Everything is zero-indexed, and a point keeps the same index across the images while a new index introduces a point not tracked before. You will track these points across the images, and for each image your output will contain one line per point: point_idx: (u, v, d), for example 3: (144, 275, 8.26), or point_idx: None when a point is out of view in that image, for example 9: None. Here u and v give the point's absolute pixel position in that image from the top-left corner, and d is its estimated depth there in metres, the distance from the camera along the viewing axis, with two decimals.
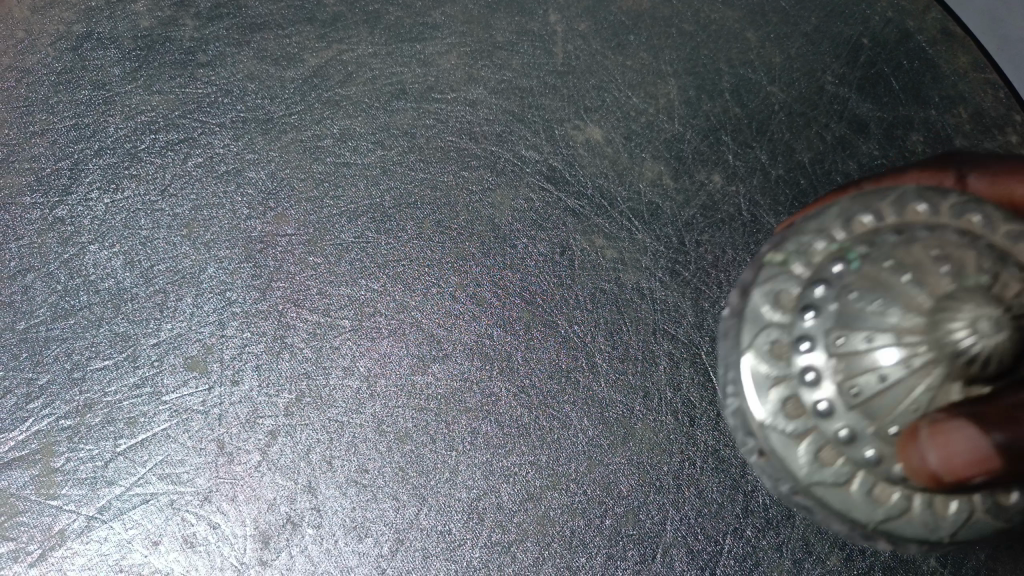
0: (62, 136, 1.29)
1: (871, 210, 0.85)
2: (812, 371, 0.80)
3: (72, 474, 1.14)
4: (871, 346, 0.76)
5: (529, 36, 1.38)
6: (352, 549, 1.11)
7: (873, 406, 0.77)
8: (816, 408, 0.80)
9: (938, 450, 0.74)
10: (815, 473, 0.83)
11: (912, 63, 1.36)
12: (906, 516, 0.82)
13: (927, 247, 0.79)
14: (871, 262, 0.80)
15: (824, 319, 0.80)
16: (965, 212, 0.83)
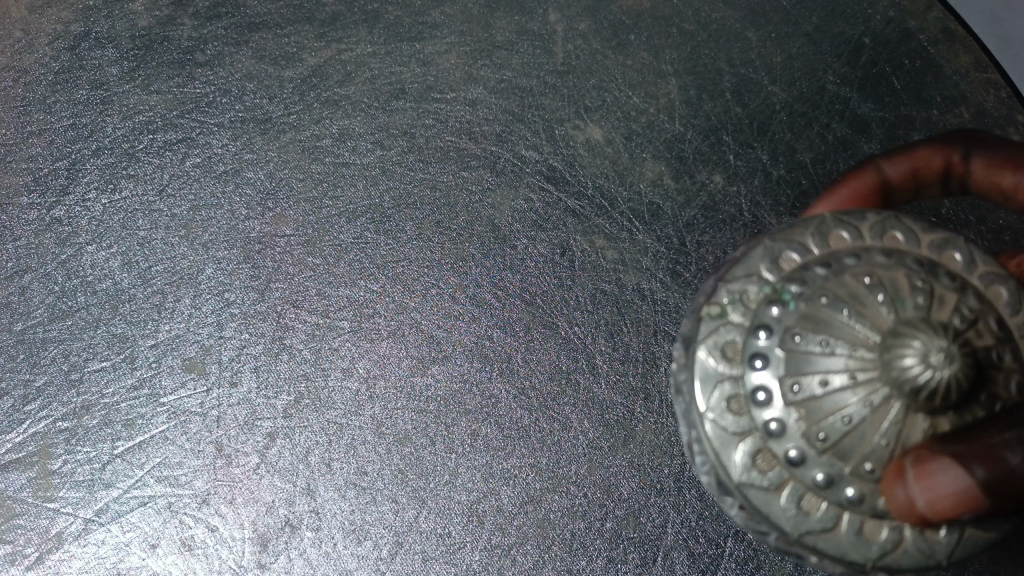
0: (60, 136, 1.28)
1: (797, 248, 0.83)
2: (776, 421, 0.79)
3: (69, 476, 1.13)
4: (828, 389, 0.76)
5: (530, 35, 1.37)
6: (351, 552, 1.11)
7: (838, 447, 0.77)
8: (785, 458, 0.79)
9: (922, 488, 0.75)
10: (801, 526, 0.81)
11: (914, 63, 1.35)
12: (901, 548, 0.81)
13: (861, 277, 0.79)
14: (815, 304, 0.79)
15: (776, 366, 0.79)
16: (888, 230, 0.83)
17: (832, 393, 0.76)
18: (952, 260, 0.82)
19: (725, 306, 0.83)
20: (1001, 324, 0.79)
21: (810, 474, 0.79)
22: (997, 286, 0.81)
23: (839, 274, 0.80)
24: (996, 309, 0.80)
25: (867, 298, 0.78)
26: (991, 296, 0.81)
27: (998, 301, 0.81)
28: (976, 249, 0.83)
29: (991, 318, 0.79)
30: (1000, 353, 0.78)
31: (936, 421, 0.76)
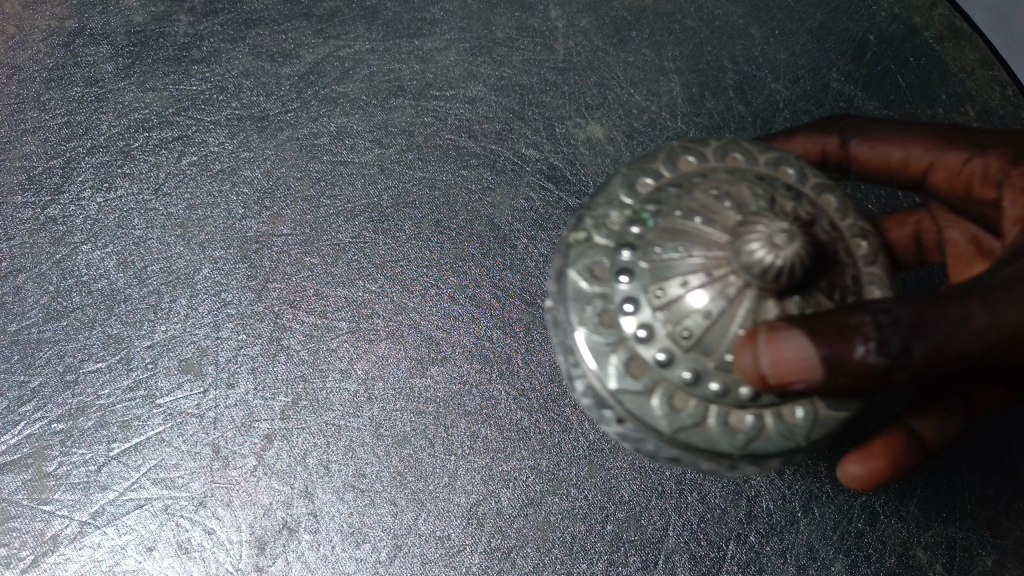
0: (54, 134, 1.26)
1: (649, 172, 0.84)
2: (645, 328, 0.76)
3: (64, 479, 1.12)
4: (686, 289, 0.75)
5: (530, 32, 1.35)
6: (350, 555, 1.09)
7: (703, 344, 0.75)
8: (655, 361, 0.76)
9: (770, 352, 0.72)
10: (675, 423, 0.77)
11: (919, 60, 1.33)
12: (764, 435, 0.77)
13: (709, 190, 0.80)
14: (669, 217, 0.79)
15: (641, 279, 0.78)
16: (730, 152, 0.86)
17: (687, 291, 0.75)
18: (787, 175, 0.84)
19: (591, 231, 0.82)
20: (834, 227, 0.81)
21: (678, 372, 0.76)
22: (828, 194, 0.83)
23: (689, 189, 0.81)
24: (828, 213, 0.82)
25: (716, 207, 0.78)
26: (822, 203, 0.83)
27: (829, 207, 0.83)
28: (805, 165, 0.85)
29: (825, 220, 0.81)
30: (834, 247, 0.79)
31: (785, 302, 0.75)
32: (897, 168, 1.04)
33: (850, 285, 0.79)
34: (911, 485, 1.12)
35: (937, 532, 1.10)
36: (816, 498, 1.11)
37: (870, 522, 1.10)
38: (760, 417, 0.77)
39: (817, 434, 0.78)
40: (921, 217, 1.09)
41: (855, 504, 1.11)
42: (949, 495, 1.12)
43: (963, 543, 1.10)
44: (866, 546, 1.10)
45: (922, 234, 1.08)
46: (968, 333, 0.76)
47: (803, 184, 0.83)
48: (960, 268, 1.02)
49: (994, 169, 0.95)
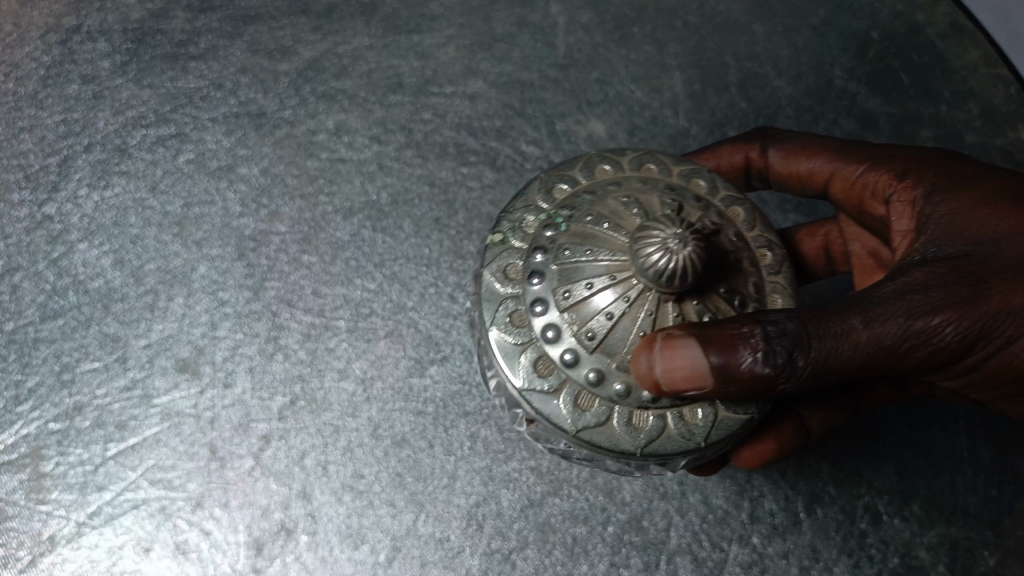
0: (51, 131, 1.25)
1: (567, 179, 0.86)
2: (552, 328, 0.79)
3: (61, 479, 1.11)
4: (592, 291, 0.78)
5: (530, 28, 1.34)
6: (348, 557, 1.07)
7: (607, 345, 0.78)
8: (562, 360, 0.78)
9: (665, 357, 0.73)
10: (579, 421, 0.78)
11: (922, 57, 1.31)
12: (665, 436, 0.78)
13: (620, 197, 0.83)
14: (579, 223, 0.82)
15: (550, 281, 0.80)
16: (647, 163, 0.87)
17: (592, 293, 0.78)
18: (699, 186, 0.86)
19: (507, 234, 0.84)
20: (740, 237, 0.84)
21: (584, 370, 0.78)
22: (737, 206, 0.86)
23: (601, 196, 0.84)
24: (734, 224, 0.84)
25: (623, 214, 0.81)
26: (731, 214, 0.85)
27: (737, 219, 0.85)
28: (718, 178, 0.87)
29: (730, 231, 0.83)
30: (735, 258, 0.82)
31: (684, 307, 0.78)
32: (806, 179, 1.06)
33: (752, 295, 0.81)
34: (914, 485, 1.11)
35: (940, 532, 1.08)
36: (818, 499, 1.10)
37: (873, 523, 1.09)
38: (661, 415, 0.78)
39: (716, 438, 0.79)
40: (830, 228, 1.14)
41: (857, 505, 1.10)
42: (952, 496, 1.10)
43: (966, 543, 1.08)
44: (869, 547, 1.08)
45: (831, 245, 1.13)
46: (851, 347, 0.76)
47: (713, 197, 0.86)
48: (863, 277, 1.08)
49: (883, 184, 0.95)
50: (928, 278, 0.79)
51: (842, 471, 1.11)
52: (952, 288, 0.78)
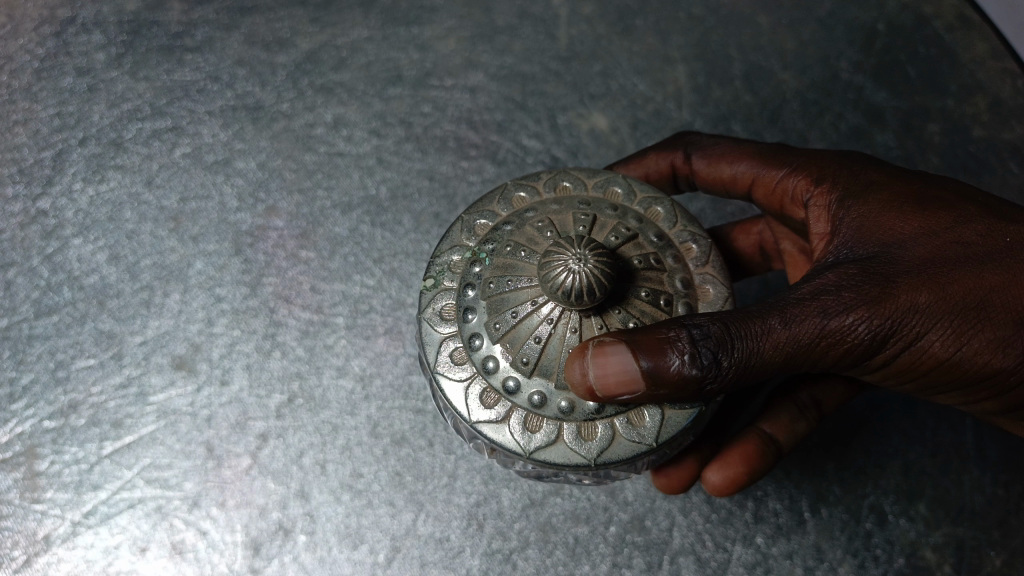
0: (45, 124, 1.23)
1: (485, 214, 0.86)
2: (489, 359, 0.78)
3: (56, 478, 1.09)
4: (520, 316, 0.78)
5: (531, 20, 1.32)
6: (347, 557, 1.05)
7: (543, 367, 0.77)
8: (504, 389, 0.77)
9: (596, 365, 0.72)
10: (531, 443, 0.77)
11: (928, 50, 1.29)
12: (616, 442, 0.77)
13: (535, 223, 0.83)
14: (501, 254, 0.82)
15: (482, 315, 0.79)
16: (559, 183, 0.87)
17: (522, 319, 0.78)
18: (614, 195, 0.87)
19: (435, 277, 0.84)
20: (661, 236, 0.84)
21: (526, 395, 0.77)
22: (655, 205, 0.86)
23: (518, 224, 0.83)
24: (653, 224, 0.84)
25: (540, 238, 0.82)
26: (650, 216, 0.85)
27: (658, 219, 0.85)
28: (632, 182, 0.87)
29: (650, 233, 0.83)
30: (657, 261, 0.82)
31: (607, 317, 0.78)
32: (730, 184, 1.05)
33: (677, 290, 0.81)
34: (919, 485, 1.09)
35: (946, 533, 1.06)
36: (823, 499, 1.08)
37: (878, 523, 1.07)
38: (608, 420, 0.77)
39: (667, 437, 0.78)
40: (762, 228, 1.15)
41: (863, 504, 1.08)
42: (958, 496, 1.08)
43: (973, 544, 1.06)
44: (875, 547, 1.06)
45: (765, 242, 1.15)
46: (768, 347, 0.74)
47: (630, 202, 0.86)
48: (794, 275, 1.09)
49: (802, 189, 0.94)
50: (842, 278, 0.77)
51: (847, 470, 1.10)
52: (866, 287, 0.76)
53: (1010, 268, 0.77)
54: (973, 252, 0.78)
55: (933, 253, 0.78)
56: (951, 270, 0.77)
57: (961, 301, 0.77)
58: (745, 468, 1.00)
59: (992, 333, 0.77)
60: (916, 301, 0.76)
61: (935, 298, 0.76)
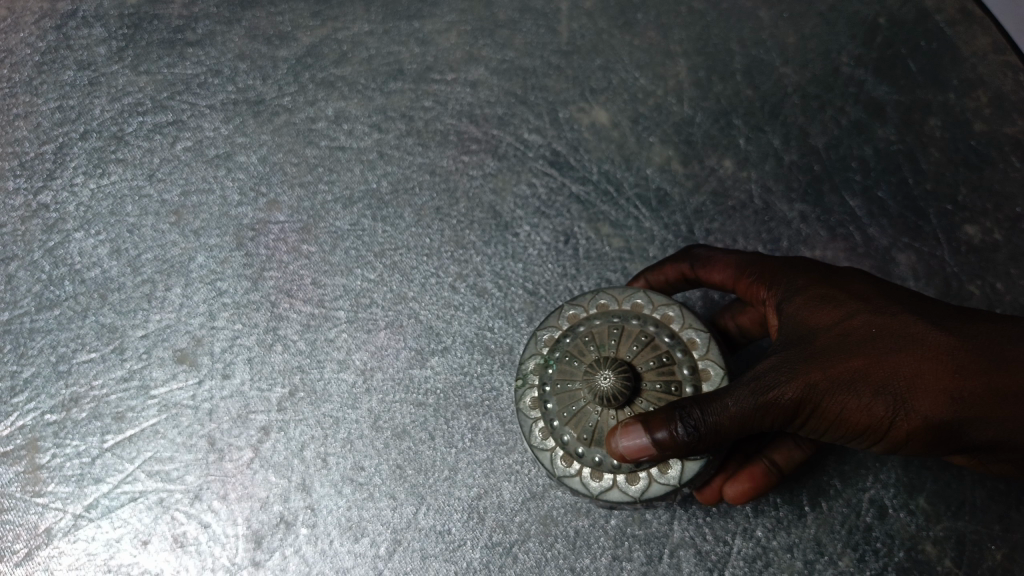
0: (46, 118, 1.25)
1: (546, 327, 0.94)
2: (562, 434, 0.89)
3: (58, 471, 1.09)
4: (577, 407, 0.88)
5: (532, 14, 1.32)
6: (348, 550, 1.06)
7: (598, 439, 0.88)
8: (573, 453, 0.89)
9: (622, 438, 0.83)
10: (598, 487, 0.88)
11: (930, 44, 1.29)
12: (652, 486, 0.87)
13: (583, 334, 0.92)
14: (557, 362, 0.91)
15: (550, 407, 0.90)
16: (595, 298, 0.94)
17: (578, 410, 0.88)
18: (638, 305, 0.93)
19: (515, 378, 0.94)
20: (673, 336, 0.91)
21: (588, 456, 0.88)
22: (668, 310, 0.92)
23: (570, 333, 0.93)
24: (666, 326, 0.92)
25: (586, 349, 0.91)
26: (664, 321, 0.92)
27: (670, 322, 0.92)
28: (648, 291, 0.94)
29: (664, 335, 0.91)
30: (668, 357, 0.90)
31: (635, 406, 0.88)
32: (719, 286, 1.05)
33: (685, 378, 0.89)
34: (920, 478, 1.09)
35: (947, 526, 1.07)
36: (824, 493, 1.09)
37: (878, 516, 1.07)
38: (646, 470, 0.87)
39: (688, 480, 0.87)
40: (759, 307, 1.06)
41: (864, 498, 1.08)
42: (959, 490, 1.08)
43: (973, 537, 1.07)
44: (875, 541, 1.07)
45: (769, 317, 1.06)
46: (720, 418, 0.82)
47: (649, 309, 0.92)
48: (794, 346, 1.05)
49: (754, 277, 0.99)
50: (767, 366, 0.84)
51: (846, 464, 1.10)
52: (767, 371, 0.84)
53: (908, 350, 0.83)
54: (854, 336, 0.84)
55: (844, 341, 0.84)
56: (858, 355, 0.83)
57: (843, 381, 0.83)
58: (753, 484, 1.02)
59: (872, 403, 0.83)
60: (804, 382, 0.83)
61: (824, 378, 0.83)
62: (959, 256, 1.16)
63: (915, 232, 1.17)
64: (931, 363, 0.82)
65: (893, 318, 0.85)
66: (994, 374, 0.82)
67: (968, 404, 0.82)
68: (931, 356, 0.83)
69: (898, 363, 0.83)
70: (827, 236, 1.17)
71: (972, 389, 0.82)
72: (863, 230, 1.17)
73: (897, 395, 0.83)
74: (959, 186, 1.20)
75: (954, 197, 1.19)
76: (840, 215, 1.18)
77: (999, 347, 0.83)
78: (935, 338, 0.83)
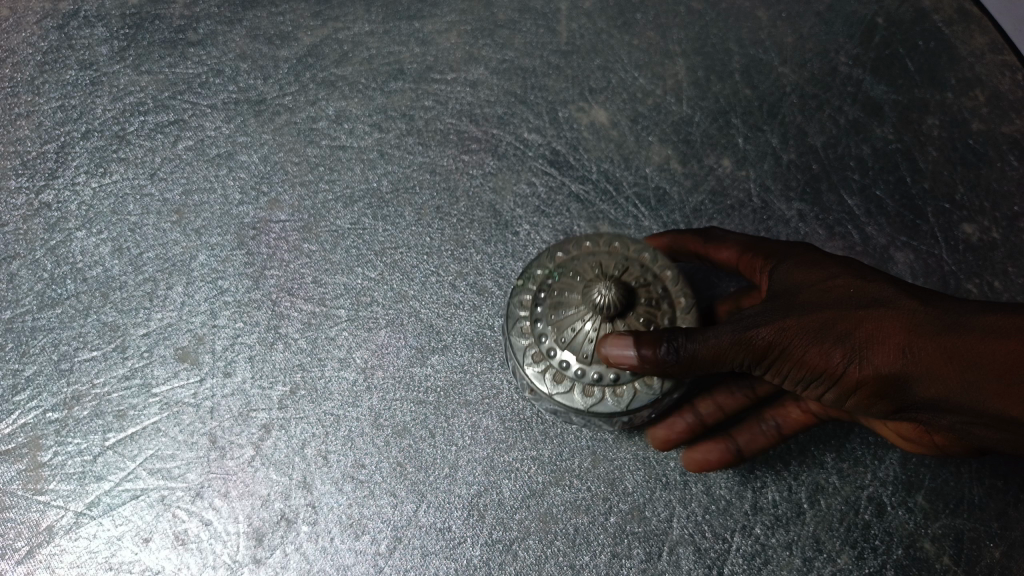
0: (49, 118, 1.25)
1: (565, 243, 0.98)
2: (542, 333, 0.93)
3: (60, 469, 1.10)
4: (568, 313, 0.93)
5: (531, 14, 1.33)
6: (349, 547, 1.06)
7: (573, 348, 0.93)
8: (545, 352, 0.93)
9: (611, 343, 0.89)
10: (553, 387, 0.93)
11: (928, 44, 1.30)
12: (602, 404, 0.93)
13: (594, 260, 0.96)
14: (564, 273, 0.96)
15: (543, 307, 0.94)
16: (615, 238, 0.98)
17: (567, 314, 0.93)
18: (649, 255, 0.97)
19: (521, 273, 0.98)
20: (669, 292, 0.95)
21: (558, 357, 0.93)
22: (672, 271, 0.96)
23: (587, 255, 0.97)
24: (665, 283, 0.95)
25: (593, 271, 0.95)
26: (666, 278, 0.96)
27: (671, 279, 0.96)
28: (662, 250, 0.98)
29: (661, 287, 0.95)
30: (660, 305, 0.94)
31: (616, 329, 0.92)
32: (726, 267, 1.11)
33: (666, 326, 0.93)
34: (918, 476, 1.09)
35: (945, 524, 1.08)
36: (822, 490, 1.09)
37: (877, 514, 1.08)
38: (602, 387, 0.92)
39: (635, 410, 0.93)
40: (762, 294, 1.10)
41: (862, 496, 1.09)
42: (957, 487, 1.09)
43: (972, 535, 1.07)
44: (874, 538, 1.07)
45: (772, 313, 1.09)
46: (702, 349, 0.88)
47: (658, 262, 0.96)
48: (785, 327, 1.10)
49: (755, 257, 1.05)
50: (748, 311, 0.92)
51: (845, 461, 1.10)
52: (746, 316, 0.91)
53: (875, 308, 0.89)
54: (827, 290, 0.91)
55: (819, 296, 0.91)
56: (829, 308, 0.89)
57: (807, 327, 0.89)
58: (725, 457, 1.08)
59: (829, 347, 0.89)
60: (774, 325, 0.89)
61: (794, 324, 0.89)
62: (956, 255, 1.17)
63: (913, 231, 1.18)
64: (892, 319, 0.88)
65: (865, 282, 0.92)
66: (947, 337, 0.85)
67: (922, 360, 0.86)
68: (894, 315, 0.88)
69: (861, 316, 0.88)
70: (824, 235, 1.18)
71: (927, 346, 0.86)
72: (862, 228, 1.18)
73: (855, 345, 0.88)
74: (957, 185, 1.21)
75: (952, 196, 1.20)
76: (838, 213, 1.19)
77: (956, 318, 0.86)
78: (900, 300, 0.89)
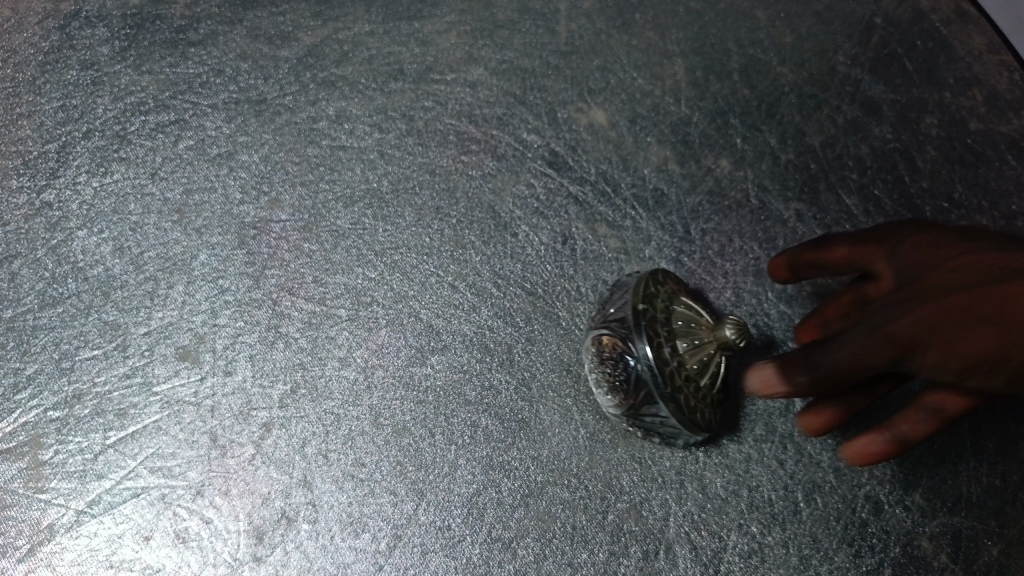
0: (50, 118, 1.26)
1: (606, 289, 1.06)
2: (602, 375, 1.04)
3: (61, 467, 1.10)
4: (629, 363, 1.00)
5: (530, 14, 1.32)
6: (349, 545, 1.07)
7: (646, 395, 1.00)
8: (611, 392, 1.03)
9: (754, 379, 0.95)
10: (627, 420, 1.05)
11: (926, 44, 1.30)
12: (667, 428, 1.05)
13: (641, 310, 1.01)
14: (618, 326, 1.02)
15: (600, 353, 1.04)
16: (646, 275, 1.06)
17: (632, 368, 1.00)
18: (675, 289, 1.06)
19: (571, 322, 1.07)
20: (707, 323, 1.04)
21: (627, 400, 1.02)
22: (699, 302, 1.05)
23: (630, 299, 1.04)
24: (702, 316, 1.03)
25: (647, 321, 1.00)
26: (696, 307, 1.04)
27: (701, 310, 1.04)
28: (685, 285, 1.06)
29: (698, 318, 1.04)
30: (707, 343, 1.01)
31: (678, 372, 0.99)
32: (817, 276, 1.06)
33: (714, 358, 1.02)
34: (915, 474, 1.09)
35: (942, 522, 1.08)
36: (818, 488, 1.09)
37: (874, 512, 1.08)
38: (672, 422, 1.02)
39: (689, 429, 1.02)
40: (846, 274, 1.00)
41: (858, 494, 1.09)
42: (955, 485, 1.09)
43: (969, 533, 1.08)
44: (870, 537, 1.08)
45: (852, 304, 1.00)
46: (837, 361, 0.90)
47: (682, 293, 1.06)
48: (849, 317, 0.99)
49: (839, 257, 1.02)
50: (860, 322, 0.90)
51: None
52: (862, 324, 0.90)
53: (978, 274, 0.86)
54: (925, 276, 0.90)
55: (921, 284, 0.89)
56: (933, 292, 0.87)
57: (920, 316, 0.86)
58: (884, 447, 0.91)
59: (949, 327, 0.85)
60: (886, 329, 0.88)
61: (907, 320, 0.87)
62: None
63: None
64: (996, 279, 0.85)
65: (1001, 254, 0.87)
66: None
67: None
68: (998, 275, 0.85)
69: (967, 288, 0.85)
70: (823, 234, 1.20)
71: None
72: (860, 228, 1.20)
73: (974, 321, 0.84)
74: (954, 185, 1.22)
75: (950, 195, 1.22)
76: (836, 212, 1.21)
77: None
78: (995, 258, 0.87)
